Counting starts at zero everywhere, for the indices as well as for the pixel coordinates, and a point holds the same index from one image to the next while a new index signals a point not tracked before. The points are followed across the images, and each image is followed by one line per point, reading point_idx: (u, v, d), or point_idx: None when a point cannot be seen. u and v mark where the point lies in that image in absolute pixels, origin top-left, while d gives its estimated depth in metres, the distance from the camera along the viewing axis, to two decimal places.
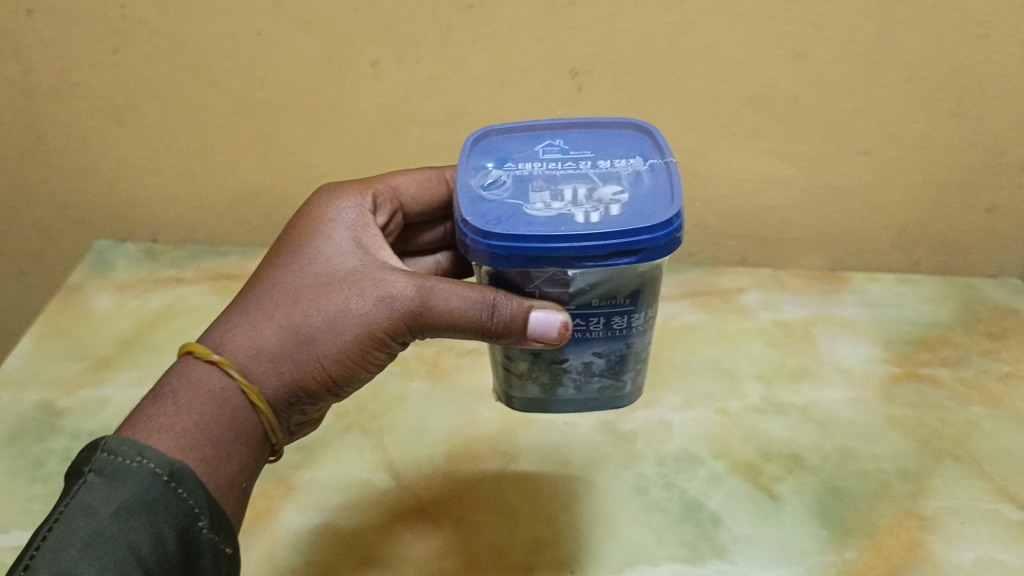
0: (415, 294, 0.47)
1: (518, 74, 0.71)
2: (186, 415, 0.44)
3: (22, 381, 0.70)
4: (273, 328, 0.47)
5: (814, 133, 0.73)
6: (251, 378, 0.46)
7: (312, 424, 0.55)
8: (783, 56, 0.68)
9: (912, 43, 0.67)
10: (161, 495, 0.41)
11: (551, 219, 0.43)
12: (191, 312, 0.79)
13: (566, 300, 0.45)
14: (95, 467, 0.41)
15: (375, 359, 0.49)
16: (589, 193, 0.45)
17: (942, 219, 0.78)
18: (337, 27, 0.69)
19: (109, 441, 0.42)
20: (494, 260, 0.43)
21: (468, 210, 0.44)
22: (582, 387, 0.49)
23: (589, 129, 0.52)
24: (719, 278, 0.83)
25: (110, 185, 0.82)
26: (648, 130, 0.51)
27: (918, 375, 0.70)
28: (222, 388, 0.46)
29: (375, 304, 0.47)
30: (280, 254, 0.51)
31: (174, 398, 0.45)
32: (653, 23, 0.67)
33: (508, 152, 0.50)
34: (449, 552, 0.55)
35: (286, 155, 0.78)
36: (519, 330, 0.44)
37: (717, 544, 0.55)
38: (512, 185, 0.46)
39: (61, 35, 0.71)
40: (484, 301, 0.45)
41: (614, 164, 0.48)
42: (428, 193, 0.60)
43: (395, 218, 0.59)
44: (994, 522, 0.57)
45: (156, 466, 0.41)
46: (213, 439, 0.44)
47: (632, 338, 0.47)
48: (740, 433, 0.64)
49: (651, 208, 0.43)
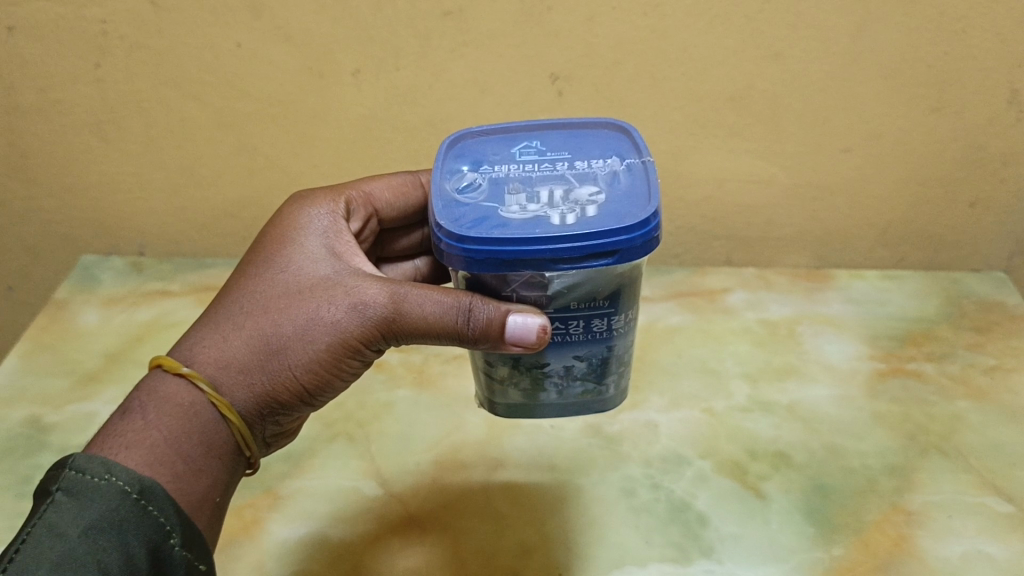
0: (389, 301, 0.47)
1: (498, 80, 0.71)
2: (155, 431, 0.45)
3: (8, 399, 0.70)
4: (243, 339, 0.47)
5: (795, 132, 0.73)
6: (221, 390, 0.47)
7: (289, 434, 0.55)
8: (761, 56, 0.68)
9: (889, 40, 0.67)
10: (131, 513, 0.41)
11: (527, 222, 0.43)
12: (178, 325, 0.79)
13: (544, 303, 0.45)
14: (63, 485, 0.40)
15: (349, 367, 0.49)
16: (566, 195, 0.45)
17: (925, 214, 0.79)
18: (316, 37, 0.69)
19: (76, 458, 0.41)
20: (469, 264, 0.43)
21: (442, 214, 0.44)
22: (564, 391, 0.49)
23: (565, 130, 0.52)
24: (704, 279, 0.83)
25: (94, 200, 0.82)
26: (625, 129, 0.51)
27: (904, 371, 0.70)
28: (192, 402, 0.46)
29: (348, 312, 0.47)
30: (252, 262, 0.51)
31: (143, 413, 0.45)
32: (631, 27, 0.67)
33: (484, 155, 0.50)
34: (437, 558, 0.55)
35: (269, 166, 0.78)
36: (496, 335, 0.44)
37: (704, 544, 0.55)
38: (488, 188, 0.47)
39: (41, 52, 0.71)
40: (459, 306, 0.45)
41: (591, 164, 0.48)
42: (403, 198, 0.60)
43: (369, 224, 0.59)
44: (980, 515, 0.57)
45: (125, 484, 0.41)
46: (183, 454, 0.45)
47: (614, 341, 0.47)
48: (726, 432, 0.64)
49: (628, 208, 0.44)
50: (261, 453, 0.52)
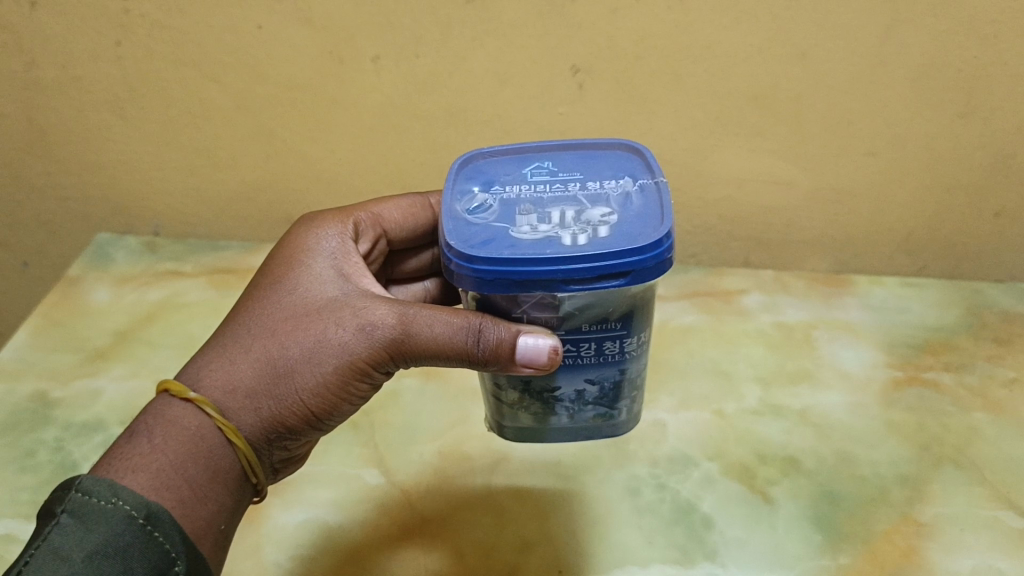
0: (397, 322, 0.46)
1: (518, 71, 0.70)
2: (161, 455, 0.44)
3: (17, 373, 0.70)
4: (250, 363, 0.47)
5: (818, 134, 0.72)
6: (228, 414, 0.46)
7: (298, 462, 0.54)
8: (787, 56, 0.67)
9: (918, 43, 0.66)
10: (137, 538, 0.40)
11: (538, 242, 0.42)
12: (188, 306, 0.79)
13: (556, 325, 0.44)
14: (68, 508, 0.40)
15: (358, 390, 0.48)
16: (577, 216, 0.44)
17: (949, 222, 0.77)
18: (336, 21, 0.68)
19: (82, 481, 0.41)
20: (480, 284, 0.43)
21: (451, 235, 0.44)
22: (575, 415, 0.49)
23: (576, 151, 0.52)
24: (720, 280, 0.82)
25: (112, 178, 0.82)
26: (637, 149, 0.50)
27: (920, 380, 0.69)
28: (198, 426, 0.45)
29: (356, 333, 0.47)
30: (260, 286, 0.51)
31: (149, 436, 0.44)
32: (656, 20, 0.66)
33: (495, 175, 0.50)
34: (436, 551, 0.54)
35: (286, 150, 0.78)
36: (506, 356, 0.43)
37: (708, 546, 0.54)
38: (499, 209, 0.46)
39: (63, 29, 0.71)
40: (469, 327, 0.44)
41: (603, 185, 0.47)
42: (412, 219, 0.60)
43: (378, 244, 0.58)
44: (993, 530, 0.55)
45: (132, 509, 0.40)
46: (189, 479, 0.44)
47: (627, 364, 0.47)
48: (736, 435, 0.63)
49: (638, 229, 0.43)
50: (269, 479, 0.51)
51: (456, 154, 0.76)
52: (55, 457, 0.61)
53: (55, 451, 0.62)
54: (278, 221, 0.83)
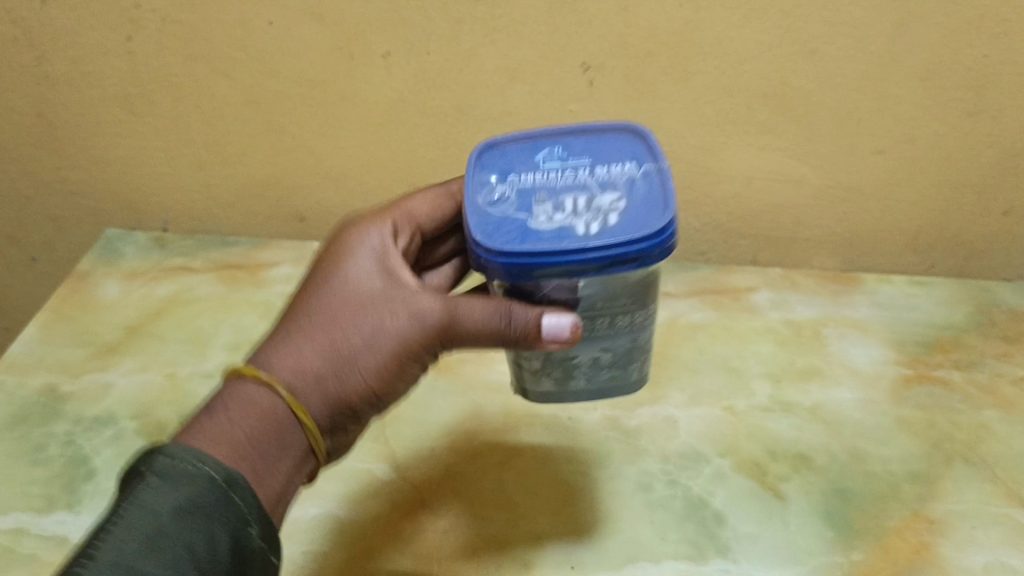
0: (447, 307, 0.47)
1: (529, 67, 0.71)
2: (238, 429, 0.44)
3: (27, 367, 0.68)
4: (310, 347, 0.47)
5: (828, 132, 0.72)
6: (298, 395, 0.46)
7: None
8: (798, 53, 0.68)
9: (929, 40, 0.66)
10: (219, 500, 0.41)
11: (555, 231, 0.43)
12: (199, 301, 0.76)
13: (573, 304, 0.44)
14: (154, 468, 0.41)
15: (408, 376, 0.49)
16: (589, 202, 0.45)
17: (957, 220, 0.77)
18: (348, 17, 0.69)
19: (166, 445, 0.42)
20: (506, 277, 0.43)
21: (473, 229, 0.44)
22: (591, 378, 0.49)
23: (583, 131, 0.51)
24: (729, 276, 0.82)
25: (121, 173, 0.82)
26: (639, 129, 0.50)
27: (930, 378, 0.69)
28: (269, 404, 0.45)
29: (409, 319, 0.47)
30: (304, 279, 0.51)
31: (225, 412, 0.45)
32: (667, 17, 0.66)
33: (509, 163, 0.49)
34: (448, 545, 0.54)
35: (296, 145, 0.78)
36: (532, 336, 0.43)
37: (719, 542, 0.54)
38: (516, 199, 0.46)
39: (74, 24, 0.71)
40: (500, 309, 0.44)
41: (610, 170, 0.47)
42: (440, 212, 0.59)
43: (414, 241, 0.57)
44: (1004, 526, 0.55)
45: (215, 471, 0.41)
46: (260, 454, 0.44)
47: (636, 333, 0.47)
48: (746, 431, 0.63)
49: (646, 212, 0.43)
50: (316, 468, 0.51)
51: (466, 150, 0.76)
52: (67, 450, 0.60)
53: (67, 445, 0.60)
54: (288, 216, 0.83)
